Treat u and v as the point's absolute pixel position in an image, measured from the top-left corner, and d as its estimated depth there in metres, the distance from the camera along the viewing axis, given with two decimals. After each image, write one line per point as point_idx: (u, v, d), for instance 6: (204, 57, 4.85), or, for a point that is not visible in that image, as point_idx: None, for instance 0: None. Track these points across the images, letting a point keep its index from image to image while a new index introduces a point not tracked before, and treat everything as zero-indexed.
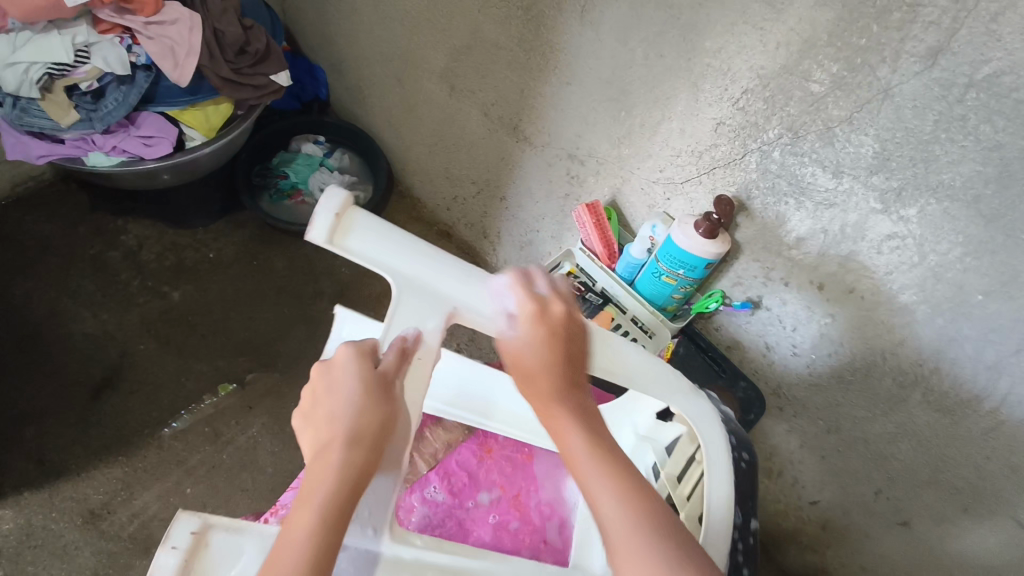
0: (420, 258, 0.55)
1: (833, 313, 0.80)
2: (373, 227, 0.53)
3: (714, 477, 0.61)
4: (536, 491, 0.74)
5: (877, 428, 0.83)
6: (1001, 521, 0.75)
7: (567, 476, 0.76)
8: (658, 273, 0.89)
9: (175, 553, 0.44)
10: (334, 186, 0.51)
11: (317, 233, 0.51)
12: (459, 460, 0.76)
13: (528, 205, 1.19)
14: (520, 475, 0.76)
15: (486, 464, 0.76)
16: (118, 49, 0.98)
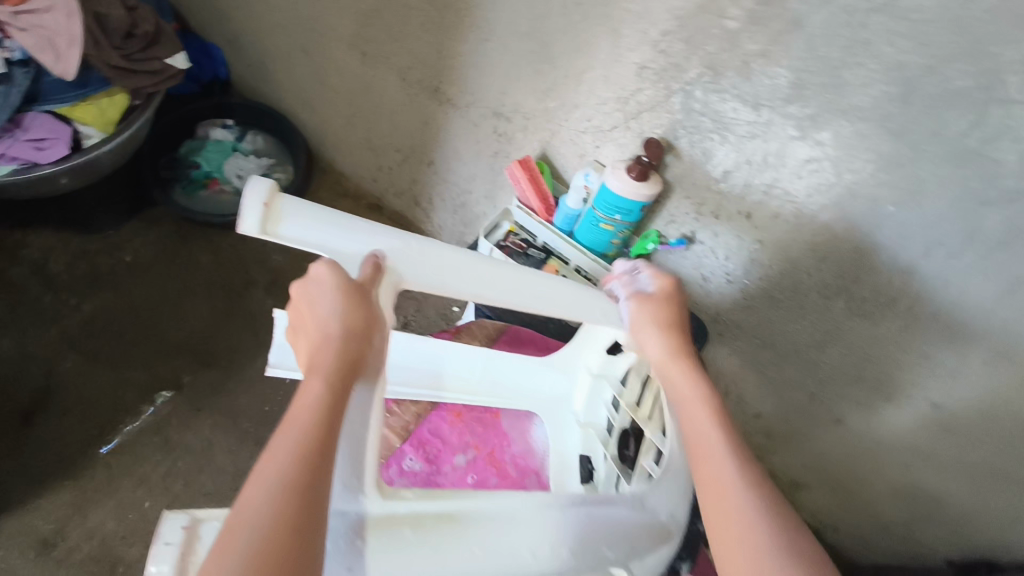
0: (358, 235, 0.53)
1: (761, 239, 0.85)
2: (305, 211, 0.51)
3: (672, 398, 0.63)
4: (509, 445, 0.74)
5: (807, 338, 0.90)
6: (919, 404, 0.86)
7: (534, 425, 0.75)
8: (596, 221, 0.92)
9: (169, 549, 0.40)
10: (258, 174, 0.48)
11: (249, 227, 0.48)
12: (431, 427, 0.75)
13: (458, 167, 1.18)
14: (492, 432, 0.75)
15: (457, 427, 0.75)
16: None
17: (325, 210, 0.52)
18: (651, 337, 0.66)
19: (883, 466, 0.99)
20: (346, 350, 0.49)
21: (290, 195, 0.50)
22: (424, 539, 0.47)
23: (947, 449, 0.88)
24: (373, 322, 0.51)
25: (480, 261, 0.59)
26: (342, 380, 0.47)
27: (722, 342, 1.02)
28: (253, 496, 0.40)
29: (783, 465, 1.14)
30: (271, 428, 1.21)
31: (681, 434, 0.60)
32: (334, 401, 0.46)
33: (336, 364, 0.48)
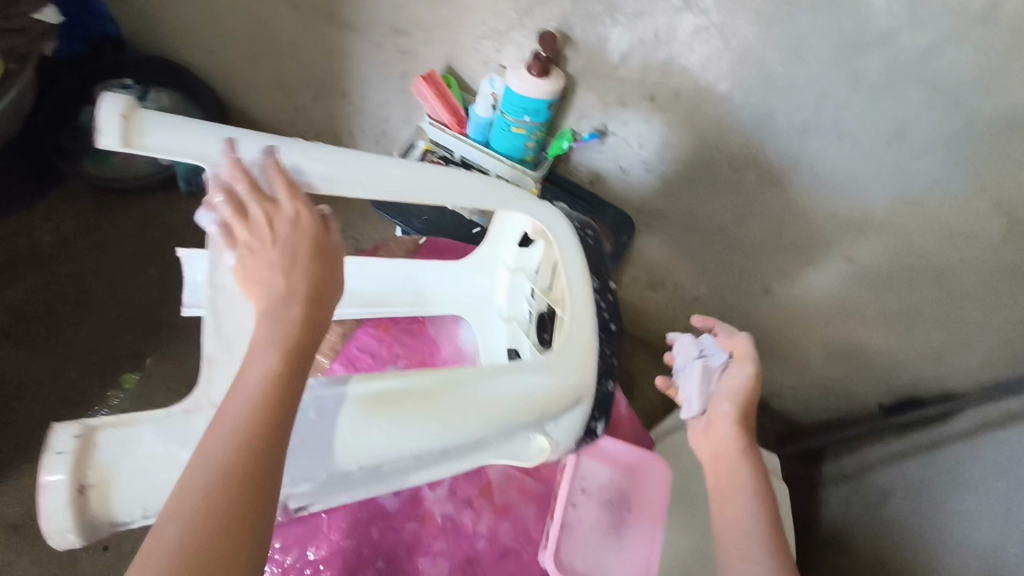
0: (227, 142, 0.52)
1: (667, 121, 0.86)
2: (166, 124, 0.50)
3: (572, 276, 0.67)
4: (439, 351, 0.75)
5: (727, 215, 0.92)
6: (835, 262, 0.89)
7: (460, 329, 0.77)
8: (507, 126, 0.91)
9: (60, 459, 0.41)
10: (108, 87, 0.48)
11: (104, 139, 0.47)
12: (359, 344, 0.73)
13: (370, 96, 1.15)
14: (421, 342, 0.76)
15: (386, 341, 0.75)
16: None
17: (191, 121, 0.51)
18: (550, 215, 0.68)
19: (814, 329, 1.03)
20: (316, 282, 0.47)
21: (148, 108, 0.49)
22: (325, 425, 0.47)
23: (867, 301, 0.92)
24: (327, 287, 0.48)
25: (366, 157, 0.58)
26: (298, 354, 0.44)
27: (651, 233, 1.04)
28: (192, 481, 0.38)
29: None
30: None
31: (582, 302, 0.66)
32: (289, 379, 0.43)
33: (293, 335, 0.45)
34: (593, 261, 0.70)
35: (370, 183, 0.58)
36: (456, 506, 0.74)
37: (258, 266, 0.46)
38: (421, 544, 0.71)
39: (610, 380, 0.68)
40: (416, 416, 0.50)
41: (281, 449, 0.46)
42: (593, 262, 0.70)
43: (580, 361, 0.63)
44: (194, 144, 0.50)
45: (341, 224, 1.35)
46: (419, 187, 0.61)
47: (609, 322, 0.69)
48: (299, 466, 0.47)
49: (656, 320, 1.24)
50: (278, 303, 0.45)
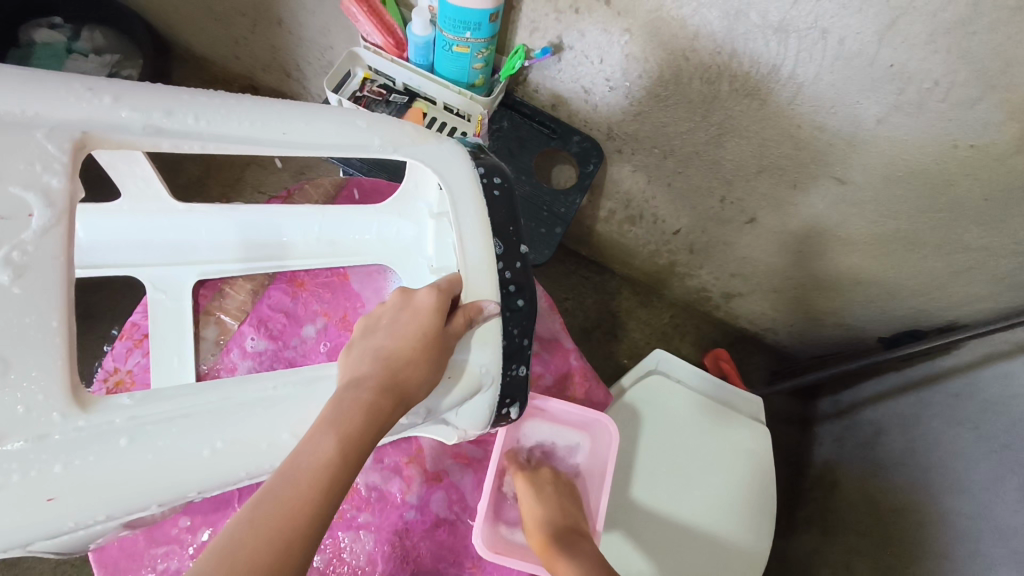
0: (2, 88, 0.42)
1: (628, 28, 0.74)
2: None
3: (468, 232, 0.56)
4: (362, 306, 0.71)
5: (703, 136, 0.82)
6: (826, 183, 0.78)
7: (386, 280, 0.71)
8: (448, 45, 0.80)
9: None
10: None
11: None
12: (273, 304, 0.72)
13: (308, 20, 1.03)
14: (342, 297, 0.72)
15: (303, 298, 0.72)
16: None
17: None
18: (444, 159, 0.58)
19: (804, 259, 0.94)
20: (407, 377, 0.49)
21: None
22: (137, 453, 0.42)
23: (860, 226, 0.82)
24: (413, 375, 0.49)
25: (202, 101, 0.49)
26: (355, 446, 0.44)
27: (623, 161, 0.94)
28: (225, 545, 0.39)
29: (713, 281, 1.10)
30: None
31: (479, 270, 0.56)
32: (339, 470, 0.43)
33: (355, 424, 0.45)
34: (505, 216, 0.59)
35: (207, 129, 0.49)
36: (383, 477, 0.77)
37: (372, 341, 0.51)
38: (343, 518, 0.75)
39: (525, 364, 0.57)
40: (262, 425, 0.46)
41: (87, 480, 0.40)
42: (505, 217, 0.59)
43: (472, 341, 0.54)
44: None
45: (299, 166, 1.26)
46: (272, 133, 0.52)
47: (513, 293, 0.57)
48: (113, 500, 0.41)
49: (637, 256, 1.15)
50: (365, 381, 0.48)
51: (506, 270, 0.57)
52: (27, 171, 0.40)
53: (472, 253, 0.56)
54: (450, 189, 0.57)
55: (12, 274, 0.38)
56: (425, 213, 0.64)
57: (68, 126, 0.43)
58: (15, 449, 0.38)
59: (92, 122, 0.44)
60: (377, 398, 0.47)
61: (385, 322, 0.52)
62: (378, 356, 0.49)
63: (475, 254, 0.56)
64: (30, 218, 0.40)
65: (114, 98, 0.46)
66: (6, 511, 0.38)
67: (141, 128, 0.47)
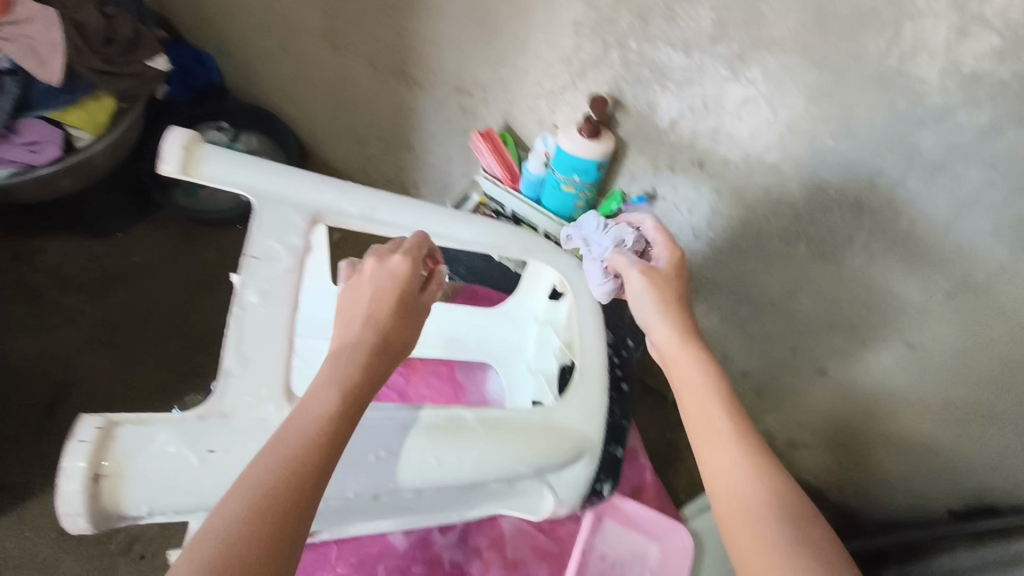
0: (273, 176, 0.59)
1: (716, 188, 0.85)
2: (221, 158, 0.58)
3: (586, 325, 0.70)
4: (465, 397, 0.76)
5: (779, 288, 0.89)
6: (895, 346, 0.83)
7: (487, 377, 0.79)
8: (557, 184, 0.92)
9: (81, 446, 0.43)
10: (175, 125, 0.56)
11: (167, 166, 0.55)
12: (387, 382, 0.74)
13: (435, 149, 1.21)
14: (448, 386, 0.76)
15: (414, 381, 0.75)
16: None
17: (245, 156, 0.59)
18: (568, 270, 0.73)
19: (873, 415, 0.96)
20: (389, 341, 0.52)
21: (209, 144, 0.58)
22: None
23: (931, 391, 0.85)
24: (403, 338, 0.53)
25: (393, 198, 0.65)
26: (354, 402, 0.47)
27: (700, 300, 1.03)
28: (234, 495, 0.39)
29: (779, 426, 1.12)
30: None
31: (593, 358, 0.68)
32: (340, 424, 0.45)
33: (355, 382, 0.48)
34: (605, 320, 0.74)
35: (395, 220, 0.64)
36: (466, 555, 0.81)
37: (352, 316, 0.53)
38: None
39: None
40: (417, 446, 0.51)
41: None
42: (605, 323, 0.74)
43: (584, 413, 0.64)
44: (245, 177, 0.58)
45: None
46: (441, 228, 0.67)
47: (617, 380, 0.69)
48: None
49: None
50: (358, 347, 0.50)
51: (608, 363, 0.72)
52: (283, 233, 0.57)
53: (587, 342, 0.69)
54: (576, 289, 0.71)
55: (261, 298, 0.54)
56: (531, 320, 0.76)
57: (309, 208, 0.59)
58: (241, 425, 0.50)
59: (324, 204, 0.61)
60: (372, 358, 0.50)
61: (363, 294, 0.54)
62: (367, 323, 0.52)
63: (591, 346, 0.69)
64: (280, 263, 0.56)
65: (340, 192, 0.61)
66: (220, 477, 0.48)
67: (355, 216, 0.62)
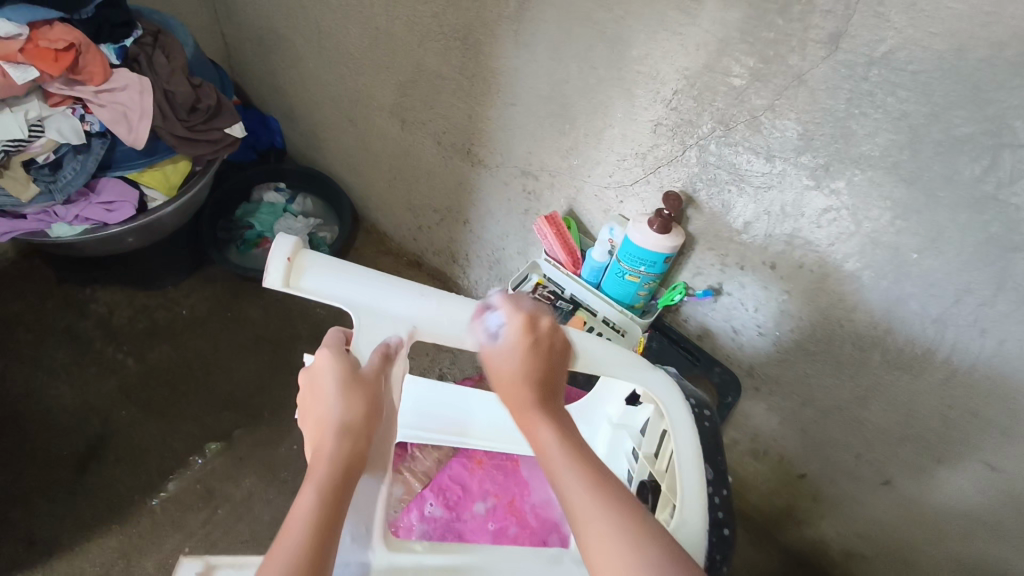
0: (369, 284, 0.56)
1: (788, 289, 0.83)
2: (322, 263, 0.55)
3: (683, 448, 0.62)
4: (528, 494, 0.76)
5: (847, 393, 0.87)
6: (973, 465, 0.80)
7: (553, 476, 0.77)
8: (621, 273, 0.92)
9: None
10: (283, 232, 0.53)
11: (272, 279, 0.53)
12: (452, 475, 0.77)
13: (491, 225, 1.22)
14: (512, 481, 0.77)
15: (478, 474, 0.77)
16: (14, 40, 0.82)
17: (347, 264, 0.56)
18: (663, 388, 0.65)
19: (942, 534, 0.91)
20: (348, 434, 0.49)
21: (311, 250, 0.55)
22: None
23: (1012, 516, 0.81)
24: (375, 405, 0.52)
25: None
26: (334, 506, 0.45)
27: (759, 397, 1.00)
28: None
29: (835, 534, 1.07)
30: None
31: (693, 498, 0.59)
32: (329, 513, 0.44)
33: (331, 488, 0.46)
34: (710, 446, 0.64)
35: None
36: None
37: (319, 400, 0.51)
38: None
39: None
40: None
41: None
42: (711, 449, 0.64)
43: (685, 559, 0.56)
44: (345, 291, 0.55)
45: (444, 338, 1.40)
46: None
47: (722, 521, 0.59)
48: None
49: (753, 489, 1.15)
50: (328, 431, 0.49)
51: (715, 497, 0.60)
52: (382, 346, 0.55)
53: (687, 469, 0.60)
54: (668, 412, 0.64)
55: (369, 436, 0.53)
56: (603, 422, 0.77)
57: (406, 321, 0.57)
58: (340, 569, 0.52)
59: (420, 318, 0.57)
60: (348, 438, 0.49)
61: (322, 376, 0.52)
62: (339, 400, 0.50)
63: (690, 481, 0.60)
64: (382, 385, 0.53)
65: (441, 305, 0.58)
66: None
67: (455, 329, 0.58)
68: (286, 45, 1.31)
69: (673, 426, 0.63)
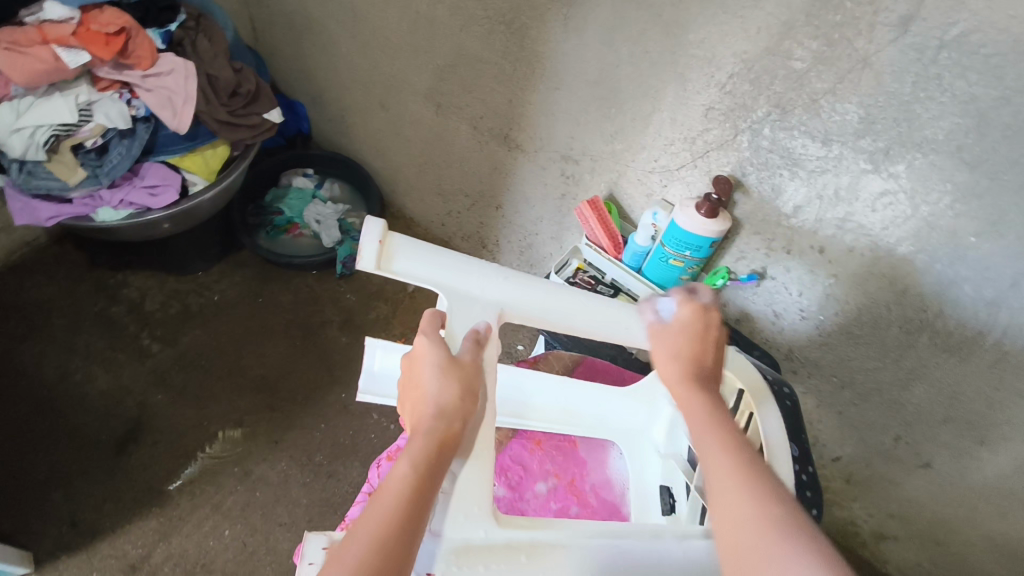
0: (454, 269, 0.61)
1: (835, 274, 0.84)
2: (409, 247, 0.59)
3: (768, 426, 0.64)
4: (588, 474, 0.79)
5: (889, 376, 0.88)
6: (1015, 446, 0.81)
7: (610, 457, 0.80)
8: (665, 257, 0.92)
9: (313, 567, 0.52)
10: (372, 217, 0.56)
11: (366, 262, 0.56)
12: (512, 455, 0.79)
13: (525, 210, 1.22)
14: (570, 462, 0.80)
15: (538, 455, 0.79)
16: (67, 23, 0.84)
17: (430, 249, 0.60)
18: (742, 369, 0.68)
19: (979, 516, 0.92)
20: (442, 417, 0.52)
21: (398, 233, 0.59)
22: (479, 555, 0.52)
23: None
24: (468, 388, 0.54)
25: (564, 293, 0.66)
26: (426, 483, 0.48)
27: (796, 381, 1.00)
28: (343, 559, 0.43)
29: (866, 515, 1.08)
30: (344, 462, 1.25)
31: (780, 473, 0.62)
32: (422, 487, 0.48)
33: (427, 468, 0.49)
34: (792, 423, 0.67)
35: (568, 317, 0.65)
36: None
37: (416, 383, 0.55)
38: None
39: None
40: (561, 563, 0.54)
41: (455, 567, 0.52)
42: (794, 426, 0.67)
43: None
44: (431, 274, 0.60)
45: None
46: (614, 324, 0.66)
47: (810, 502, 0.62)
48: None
49: None
50: (426, 411, 0.52)
51: (803, 472, 0.64)
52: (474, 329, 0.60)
53: (771, 443, 0.63)
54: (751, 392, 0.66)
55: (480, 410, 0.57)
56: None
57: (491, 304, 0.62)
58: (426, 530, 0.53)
59: (508, 302, 0.63)
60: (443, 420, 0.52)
61: (420, 361, 0.56)
62: (436, 382, 0.53)
63: (776, 458, 0.62)
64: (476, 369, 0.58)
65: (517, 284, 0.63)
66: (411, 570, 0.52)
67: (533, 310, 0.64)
68: (318, 30, 1.31)
69: (756, 405, 0.66)
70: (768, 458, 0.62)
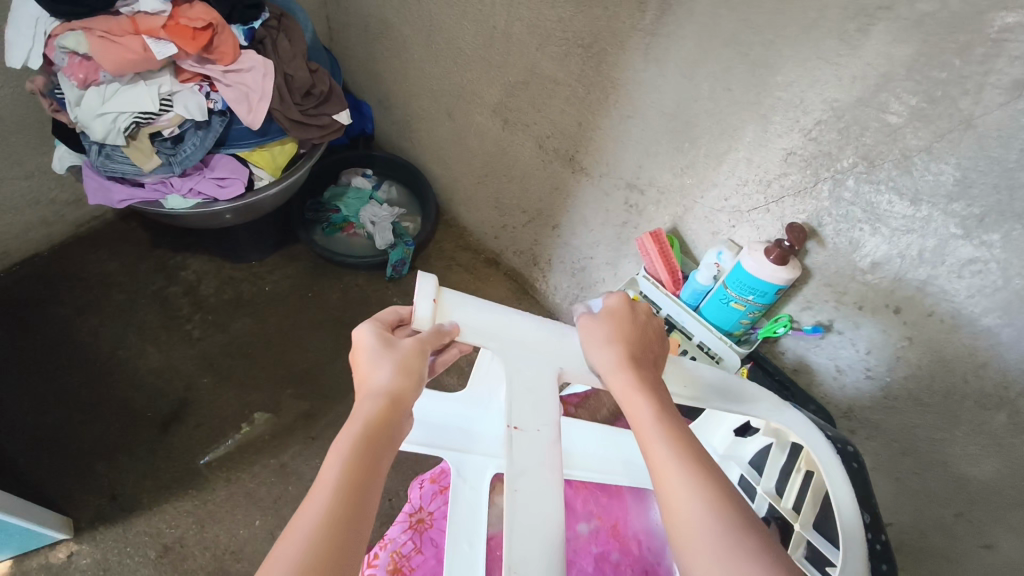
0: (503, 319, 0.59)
1: (909, 336, 0.79)
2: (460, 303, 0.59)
3: (838, 492, 0.60)
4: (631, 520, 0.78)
5: (958, 450, 0.80)
6: None
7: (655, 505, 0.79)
8: (727, 299, 0.89)
9: None
10: (424, 275, 0.56)
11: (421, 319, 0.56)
12: None
13: (582, 233, 1.20)
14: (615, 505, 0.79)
15: (582, 495, 0.79)
16: (159, 16, 0.86)
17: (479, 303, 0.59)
18: (802, 426, 0.65)
19: None
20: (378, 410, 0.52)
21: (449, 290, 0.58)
22: None
23: None
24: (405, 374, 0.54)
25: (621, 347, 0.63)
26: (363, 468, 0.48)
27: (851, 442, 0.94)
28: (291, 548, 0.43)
29: None
30: None
31: (854, 537, 0.57)
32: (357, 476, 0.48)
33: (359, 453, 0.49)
34: (861, 488, 0.63)
35: None
36: None
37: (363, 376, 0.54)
38: None
39: None
40: None
41: None
42: (863, 491, 0.63)
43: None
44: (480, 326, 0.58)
45: None
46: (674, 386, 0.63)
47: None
48: None
49: None
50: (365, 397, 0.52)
51: (875, 542, 0.60)
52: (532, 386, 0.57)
53: (844, 510, 0.59)
54: (816, 452, 0.62)
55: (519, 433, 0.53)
56: (708, 453, 0.81)
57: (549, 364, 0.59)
58: None
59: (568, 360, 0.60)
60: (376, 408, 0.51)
61: (363, 353, 0.55)
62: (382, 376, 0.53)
63: (850, 524, 0.58)
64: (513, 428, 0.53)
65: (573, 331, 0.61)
66: None
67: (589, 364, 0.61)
68: (393, 35, 1.32)
69: (823, 466, 0.62)
70: (838, 520, 0.58)
